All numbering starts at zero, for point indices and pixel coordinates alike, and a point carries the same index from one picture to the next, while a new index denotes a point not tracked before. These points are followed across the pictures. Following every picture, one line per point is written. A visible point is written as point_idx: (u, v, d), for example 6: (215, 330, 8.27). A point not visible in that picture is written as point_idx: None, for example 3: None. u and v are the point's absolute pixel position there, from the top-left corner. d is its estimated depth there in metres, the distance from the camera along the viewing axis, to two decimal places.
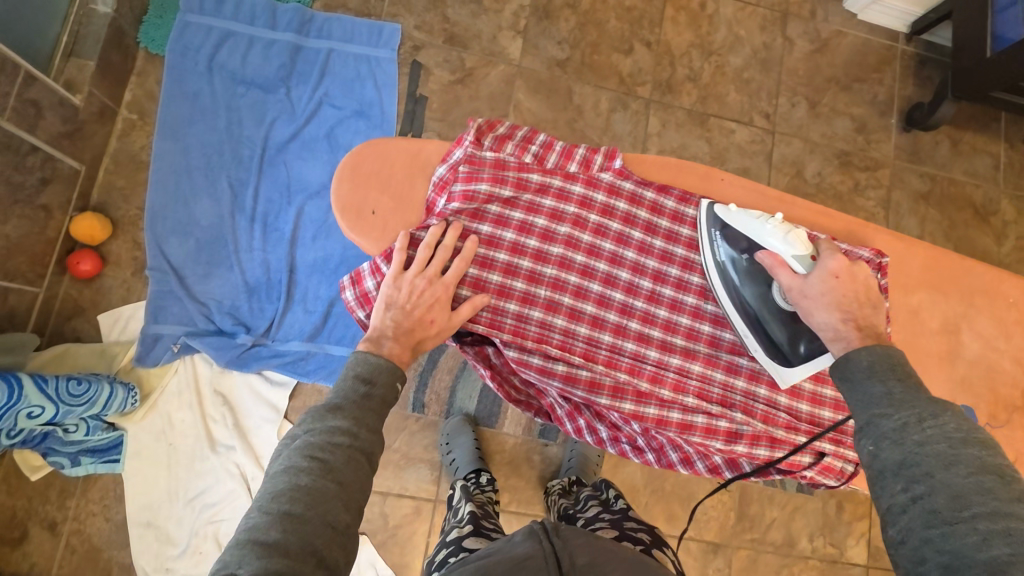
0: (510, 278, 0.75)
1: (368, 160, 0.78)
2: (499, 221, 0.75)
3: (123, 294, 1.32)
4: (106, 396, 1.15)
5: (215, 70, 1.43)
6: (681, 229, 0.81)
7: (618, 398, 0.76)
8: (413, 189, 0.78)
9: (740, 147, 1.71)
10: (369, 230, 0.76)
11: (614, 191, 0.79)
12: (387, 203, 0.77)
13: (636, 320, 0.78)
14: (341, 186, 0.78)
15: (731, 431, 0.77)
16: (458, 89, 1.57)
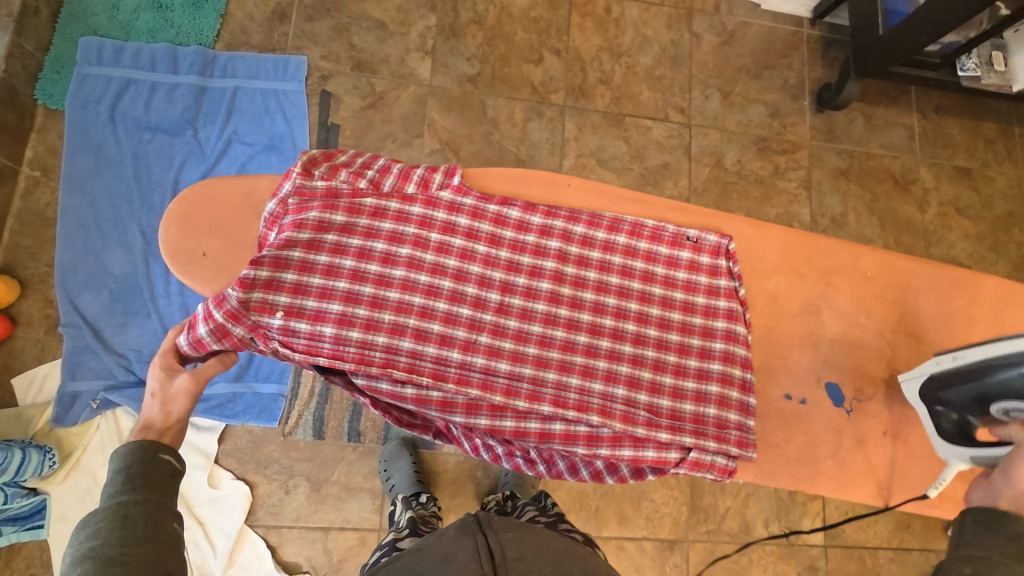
0: (350, 306, 0.71)
1: (198, 203, 0.77)
2: (337, 250, 0.73)
3: (37, 354, 1.30)
4: (19, 461, 1.14)
5: (118, 120, 1.42)
6: (528, 237, 0.78)
7: (473, 414, 0.73)
8: (248, 229, 0.77)
9: (658, 143, 1.74)
10: (202, 276, 0.75)
11: (454, 208, 0.77)
12: (219, 245, 0.76)
13: (487, 333, 0.74)
14: (171, 231, 0.76)
15: (594, 436, 0.73)
16: (370, 114, 1.58)
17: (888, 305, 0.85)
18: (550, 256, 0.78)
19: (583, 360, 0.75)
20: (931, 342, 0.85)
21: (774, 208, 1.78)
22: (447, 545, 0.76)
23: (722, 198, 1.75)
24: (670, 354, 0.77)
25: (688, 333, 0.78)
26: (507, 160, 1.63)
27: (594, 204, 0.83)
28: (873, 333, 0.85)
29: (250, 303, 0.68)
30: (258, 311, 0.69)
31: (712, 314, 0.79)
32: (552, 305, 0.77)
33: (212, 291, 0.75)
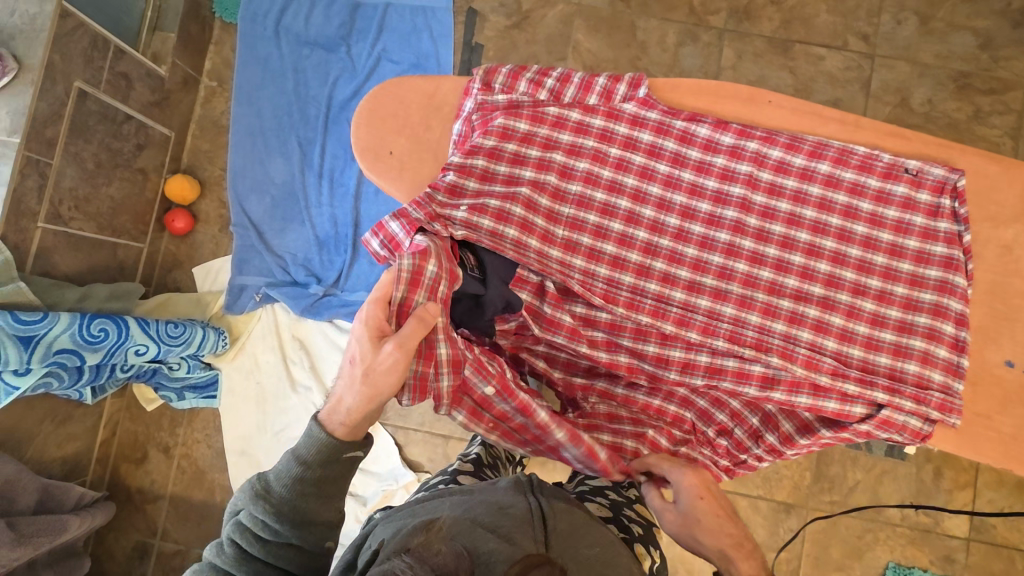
0: (523, 232, 0.81)
1: (383, 105, 0.90)
2: (517, 159, 0.83)
3: (213, 249, 1.46)
4: (200, 336, 1.28)
5: (282, 34, 1.50)
6: (709, 161, 0.85)
7: (614, 333, 0.85)
8: (427, 129, 0.90)
9: (831, 75, 1.52)
10: (386, 167, 0.88)
11: (636, 122, 0.86)
12: (403, 144, 0.89)
13: (661, 260, 0.84)
14: (360, 128, 0.90)
15: (718, 368, 0.83)
16: (515, 34, 1.53)
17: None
18: (715, 178, 0.85)
19: (728, 286, 0.83)
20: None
21: None
22: (500, 497, 0.61)
23: None
24: (817, 287, 0.83)
25: (842, 265, 0.83)
26: None
27: (792, 123, 0.88)
28: None
29: (435, 218, 0.79)
30: (437, 213, 0.80)
31: (872, 246, 0.83)
32: (730, 235, 0.84)
33: (396, 181, 0.88)
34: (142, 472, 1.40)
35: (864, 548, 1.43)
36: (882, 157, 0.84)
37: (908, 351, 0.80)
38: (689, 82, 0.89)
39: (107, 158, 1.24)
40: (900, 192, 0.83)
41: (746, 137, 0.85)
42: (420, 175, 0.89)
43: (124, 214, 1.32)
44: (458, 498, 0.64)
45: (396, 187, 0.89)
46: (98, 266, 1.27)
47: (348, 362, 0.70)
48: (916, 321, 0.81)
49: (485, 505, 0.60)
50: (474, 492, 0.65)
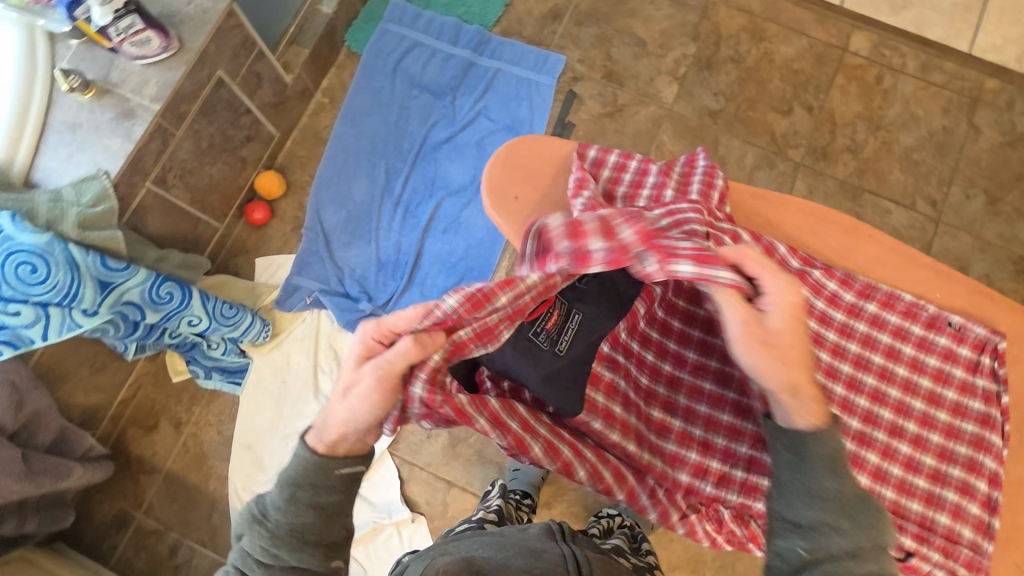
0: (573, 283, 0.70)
1: (519, 153, 0.91)
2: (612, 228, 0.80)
3: (280, 245, 1.53)
4: (247, 323, 1.33)
5: (399, 73, 1.64)
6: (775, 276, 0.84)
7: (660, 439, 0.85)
8: (555, 186, 0.90)
9: (895, 229, 1.58)
10: (508, 212, 0.89)
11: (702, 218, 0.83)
12: (529, 193, 0.90)
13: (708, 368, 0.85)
14: (493, 169, 0.91)
15: (743, 482, 0.82)
16: (607, 122, 1.64)
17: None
18: None
19: None
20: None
21: None
22: (527, 538, 0.68)
23: None
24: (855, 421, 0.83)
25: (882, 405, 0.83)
26: None
27: (894, 264, 0.88)
28: None
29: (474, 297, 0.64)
30: (475, 298, 0.64)
31: (910, 391, 0.83)
32: None
33: (515, 229, 0.89)
34: (146, 442, 1.40)
35: None
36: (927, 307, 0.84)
37: (942, 502, 0.80)
38: (798, 202, 0.90)
39: (218, 141, 1.34)
40: (941, 343, 0.84)
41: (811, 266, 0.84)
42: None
43: (215, 194, 1.40)
44: (485, 539, 0.70)
45: (515, 235, 0.89)
46: (176, 235, 1.34)
47: (340, 379, 0.68)
48: (950, 473, 0.81)
49: (516, 544, 0.67)
50: (492, 535, 0.71)
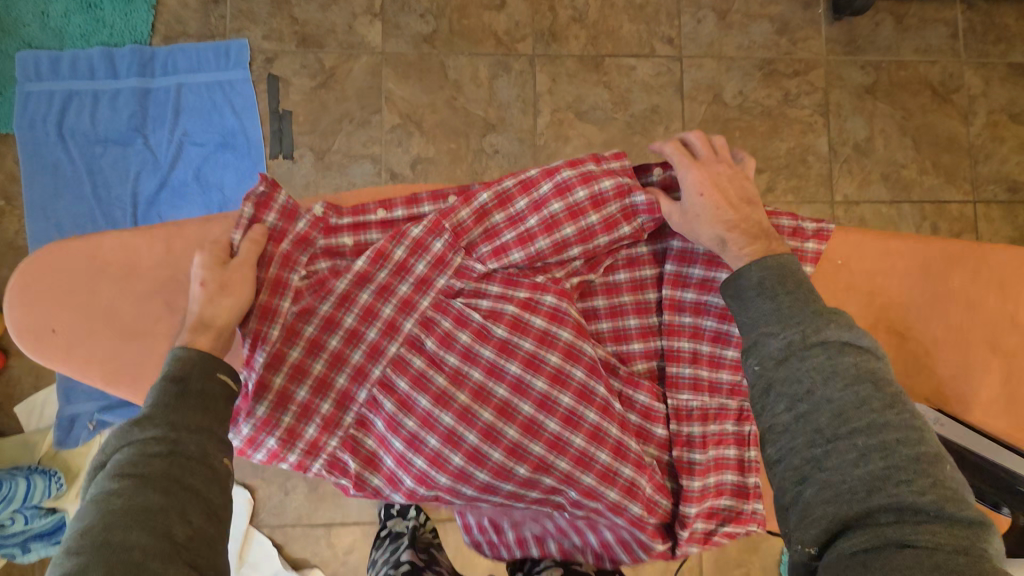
0: (609, 296, 0.89)
1: (40, 276, 0.78)
2: (449, 437, 0.79)
3: (34, 380, 1.35)
4: (25, 488, 1.20)
5: (68, 137, 1.40)
6: (460, 450, 0.79)
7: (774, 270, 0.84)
8: (97, 293, 0.78)
9: (644, 83, 1.55)
10: (53, 353, 0.76)
11: (452, 442, 0.79)
12: (66, 318, 0.77)
13: (477, 433, 0.79)
14: (14, 312, 0.77)
15: (456, 375, 0.80)
16: (323, 94, 1.47)
17: (871, 300, 0.82)
18: (477, 433, 0.79)
19: (491, 444, 0.79)
20: (927, 340, 0.81)
21: (784, 142, 1.56)
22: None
23: (722, 138, 1.55)
24: (473, 434, 0.79)
25: (466, 428, 0.79)
26: (474, 125, 1.50)
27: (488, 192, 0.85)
28: None
29: (446, 438, 0.79)
30: (357, 371, 0.80)
31: (492, 437, 0.79)
32: (485, 441, 0.79)
33: (62, 367, 0.77)
34: None
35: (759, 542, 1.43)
36: (452, 458, 0.79)
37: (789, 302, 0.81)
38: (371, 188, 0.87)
39: None
40: (434, 443, 0.79)
41: (453, 447, 0.79)
42: (116, 358, 0.77)
43: None
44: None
45: (72, 368, 0.77)
46: None
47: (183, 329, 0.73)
48: (441, 419, 0.79)
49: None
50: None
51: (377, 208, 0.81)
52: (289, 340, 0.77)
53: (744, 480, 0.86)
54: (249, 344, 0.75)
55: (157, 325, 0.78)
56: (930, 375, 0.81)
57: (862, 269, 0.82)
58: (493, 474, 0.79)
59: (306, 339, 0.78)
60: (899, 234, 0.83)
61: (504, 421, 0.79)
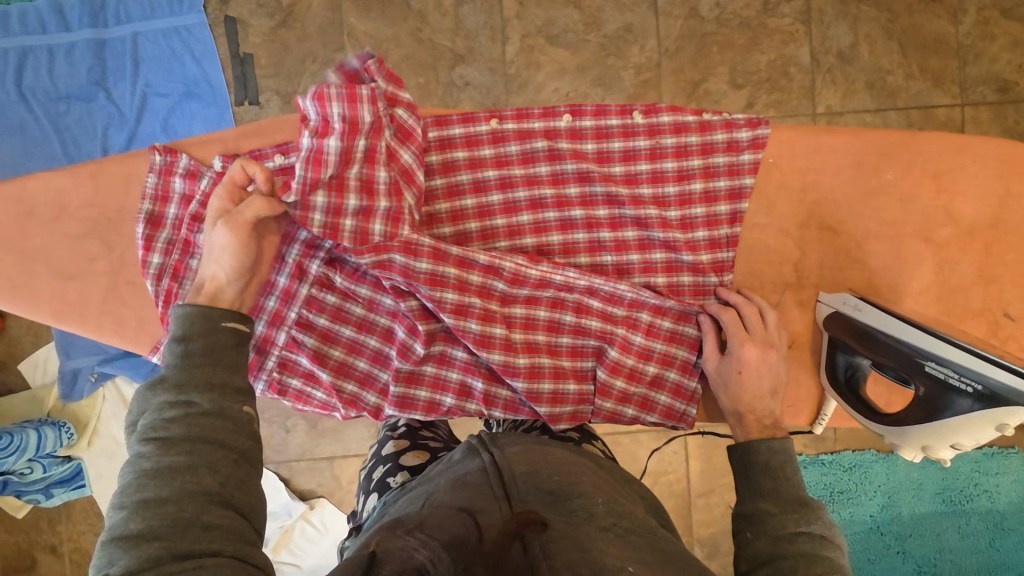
0: (510, 215, 0.83)
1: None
2: (410, 376, 0.83)
3: (34, 339, 1.40)
4: (36, 439, 1.26)
5: (29, 95, 1.37)
6: (419, 386, 0.83)
7: (710, 179, 0.81)
8: (57, 237, 0.80)
9: (616, 1, 1.48)
10: (20, 296, 0.79)
11: (413, 378, 0.83)
12: (11, 261, 0.79)
13: (433, 365, 0.83)
14: None
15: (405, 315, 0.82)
16: (284, 34, 1.43)
17: (803, 197, 0.83)
18: (434, 364, 0.83)
19: (449, 372, 0.83)
20: (857, 234, 0.82)
21: (764, 55, 1.51)
22: (457, 471, 0.72)
23: (700, 54, 1.50)
24: (430, 367, 0.83)
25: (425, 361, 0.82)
26: (442, 57, 1.45)
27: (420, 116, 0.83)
28: (774, 232, 0.83)
29: (407, 375, 0.83)
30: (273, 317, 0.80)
31: (447, 365, 0.83)
32: (444, 370, 0.83)
33: (26, 308, 0.79)
34: None
35: None
36: (416, 394, 0.83)
37: (742, 192, 0.82)
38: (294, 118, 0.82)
39: None
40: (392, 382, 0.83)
41: (416, 383, 0.83)
42: (61, 297, 0.79)
43: None
44: (420, 488, 0.74)
45: (21, 308, 0.80)
46: None
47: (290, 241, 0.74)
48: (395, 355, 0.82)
49: (453, 476, 0.71)
50: (422, 478, 0.77)
51: (274, 154, 0.78)
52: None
53: (687, 381, 0.84)
54: (162, 302, 0.76)
55: (95, 265, 0.80)
56: (861, 269, 0.82)
57: (793, 167, 0.83)
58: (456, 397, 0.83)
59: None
60: (837, 130, 0.83)
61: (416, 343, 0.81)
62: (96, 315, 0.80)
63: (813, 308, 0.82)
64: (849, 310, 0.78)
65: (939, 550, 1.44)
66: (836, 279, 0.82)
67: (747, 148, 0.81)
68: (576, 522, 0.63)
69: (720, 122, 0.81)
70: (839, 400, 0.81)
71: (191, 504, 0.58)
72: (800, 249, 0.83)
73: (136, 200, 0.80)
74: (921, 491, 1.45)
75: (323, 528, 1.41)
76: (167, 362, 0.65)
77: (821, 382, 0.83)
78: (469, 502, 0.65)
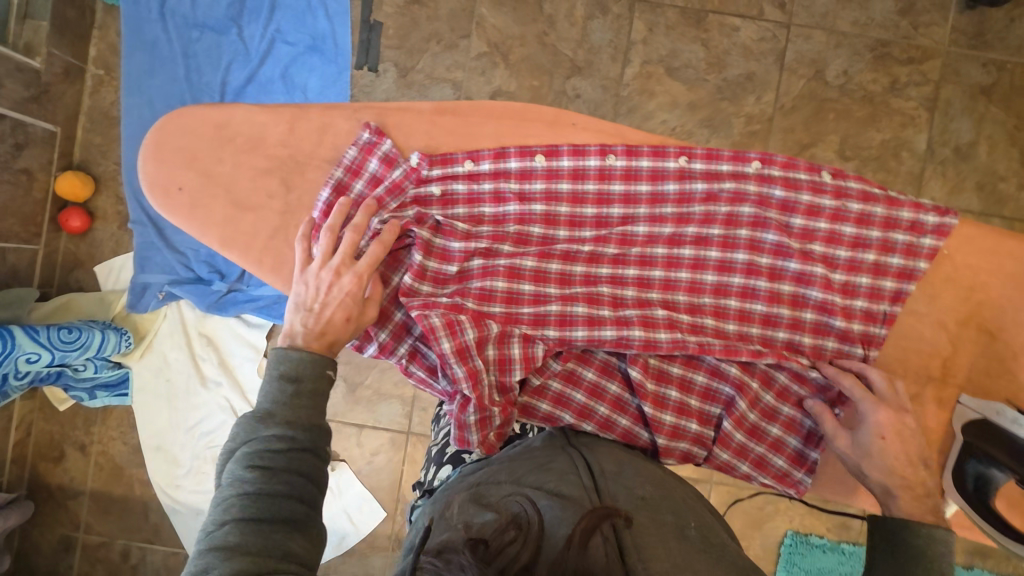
0: (671, 250, 0.83)
1: (171, 135, 0.83)
2: (537, 390, 0.83)
3: (113, 247, 1.45)
4: (99, 339, 1.31)
5: (168, 16, 1.43)
6: (542, 400, 0.83)
7: (885, 254, 0.80)
8: (216, 161, 0.83)
9: (744, 48, 1.47)
10: (175, 207, 0.82)
11: (539, 391, 0.83)
12: (193, 179, 0.83)
13: (558, 379, 0.83)
14: (147, 164, 0.83)
15: (547, 317, 0.81)
16: (416, 10, 1.46)
17: (968, 296, 0.81)
18: (560, 378, 0.84)
19: (573, 390, 0.83)
20: (1017, 346, 0.80)
21: (879, 133, 1.48)
22: (535, 455, 0.74)
23: (815, 117, 1.48)
24: (556, 381, 0.83)
25: (550, 374, 0.83)
26: (561, 65, 1.46)
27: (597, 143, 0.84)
28: (930, 324, 0.82)
29: (539, 387, 0.83)
30: (424, 301, 0.78)
31: (573, 381, 0.84)
32: (567, 385, 0.83)
33: (181, 221, 0.83)
34: (61, 470, 1.45)
35: (765, 519, 1.46)
36: (539, 404, 0.83)
37: (912, 274, 0.80)
38: (481, 103, 0.85)
39: None
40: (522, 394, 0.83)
41: (539, 396, 0.83)
42: (232, 224, 0.82)
43: (9, 218, 1.31)
44: (497, 466, 0.75)
45: (191, 224, 0.83)
46: None
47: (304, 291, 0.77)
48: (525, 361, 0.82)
49: (533, 459, 0.73)
50: (498, 456, 0.78)
51: (465, 159, 0.82)
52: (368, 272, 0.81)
53: (806, 450, 0.84)
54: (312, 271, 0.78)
55: (271, 202, 0.83)
56: (1010, 381, 0.80)
57: (965, 263, 0.81)
58: (576, 415, 0.83)
59: (392, 285, 0.82)
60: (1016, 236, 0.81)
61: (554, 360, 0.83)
62: (260, 249, 0.82)
63: (953, 410, 0.81)
64: (1004, 421, 0.75)
65: None
66: (986, 386, 0.81)
67: (927, 235, 0.80)
68: (664, 531, 0.63)
69: (908, 200, 0.80)
70: (964, 505, 0.78)
71: (279, 529, 0.62)
72: (953, 346, 0.81)
73: (318, 145, 0.84)
74: None
75: (336, 492, 1.45)
76: (274, 399, 0.70)
77: (945, 483, 0.81)
78: (553, 485, 0.66)
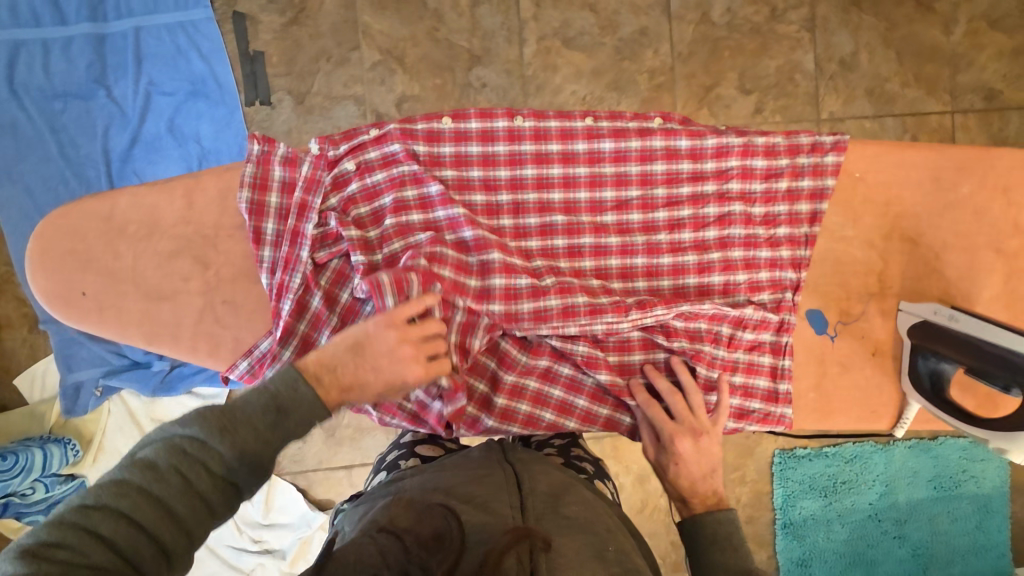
0: (594, 215, 0.83)
1: (52, 240, 0.77)
2: (513, 393, 0.83)
3: (30, 352, 1.32)
4: (42, 457, 1.21)
5: (21, 92, 1.29)
6: (520, 403, 0.83)
7: (795, 179, 0.84)
8: (115, 255, 0.77)
9: (631, 4, 1.49)
10: (86, 315, 0.76)
11: (516, 392, 0.83)
12: (96, 282, 0.77)
13: (535, 378, 0.84)
14: (38, 279, 0.77)
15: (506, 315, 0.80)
16: (296, 31, 1.38)
17: (885, 211, 0.87)
18: (537, 377, 0.84)
19: (551, 387, 0.84)
20: (936, 245, 0.87)
21: (772, 61, 1.55)
22: (473, 465, 0.77)
23: (712, 59, 1.53)
24: (533, 381, 0.84)
25: (526, 375, 0.83)
26: (459, 58, 1.43)
27: None
28: (858, 246, 0.88)
29: (516, 388, 0.83)
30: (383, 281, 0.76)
31: (550, 378, 0.84)
32: (545, 382, 0.84)
33: (98, 326, 0.77)
34: None
35: (754, 446, 1.53)
36: (519, 407, 0.83)
37: (823, 192, 0.84)
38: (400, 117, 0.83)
39: None
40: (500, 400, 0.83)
41: (518, 399, 0.83)
42: (151, 319, 0.77)
43: None
44: (429, 471, 0.79)
45: (110, 331, 0.77)
46: None
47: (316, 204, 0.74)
48: (488, 362, 0.83)
49: (470, 470, 0.75)
50: (430, 465, 0.82)
51: (368, 129, 0.79)
52: (310, 289, 0.77)
53: (777, 386, 0.85)
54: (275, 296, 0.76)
55: (189, 285, 0.78)
56: (938, 277, 0.87)
57: (877, 183, 0.87)
58: (557, 412, 0.84)
59: (341, 304, 0.78)
60: (914, 146, 0.87)
61: (522, 353, 0.83)
62: (190, 336, 0.78)
63: (896, 317, 0.87)
64: (945, 320, 0.81)
65: (932, 533, 1.51)
66: (916, 289, 0.87)
67: (833, 157, 0.83)
68: (584, 558, 0.64)
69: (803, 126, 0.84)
70: (925, 403, 0.85)
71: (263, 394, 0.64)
72: (883, 260, 0.88)
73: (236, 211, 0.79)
74: (914, 479, 1.52)
75: None
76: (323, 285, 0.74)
77: (905, 388, 0.87)
78: (482, 503, 0.68)
